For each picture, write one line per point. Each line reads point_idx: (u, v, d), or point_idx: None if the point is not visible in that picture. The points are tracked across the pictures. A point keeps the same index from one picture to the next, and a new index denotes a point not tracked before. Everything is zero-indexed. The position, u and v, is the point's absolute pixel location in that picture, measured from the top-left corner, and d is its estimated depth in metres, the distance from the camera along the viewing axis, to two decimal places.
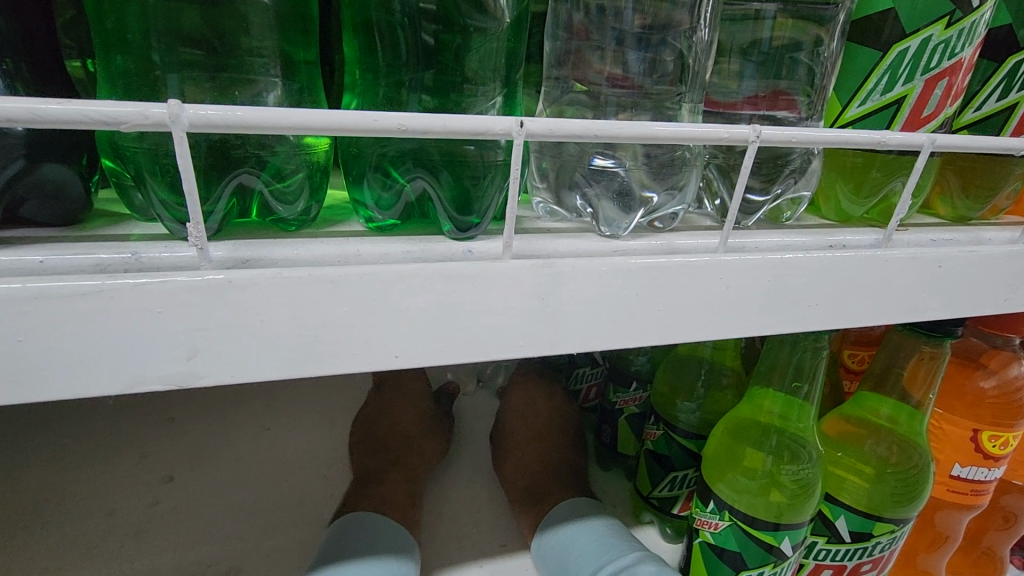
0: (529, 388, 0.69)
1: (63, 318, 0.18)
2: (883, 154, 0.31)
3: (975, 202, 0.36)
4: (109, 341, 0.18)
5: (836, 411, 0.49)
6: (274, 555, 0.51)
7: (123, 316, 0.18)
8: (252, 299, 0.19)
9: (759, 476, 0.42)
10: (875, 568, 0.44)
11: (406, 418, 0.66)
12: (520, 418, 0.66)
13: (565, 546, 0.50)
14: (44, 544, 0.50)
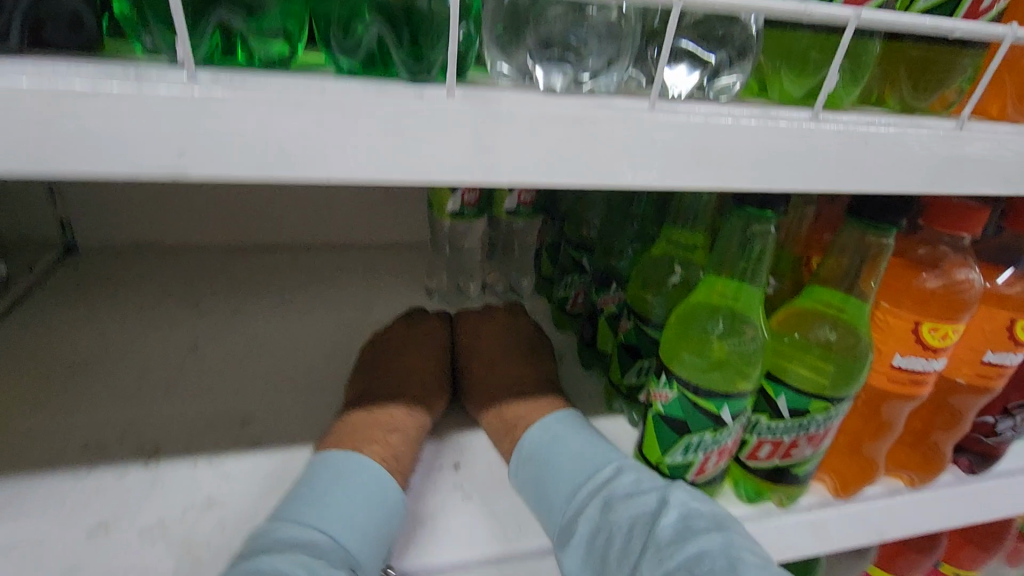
0: (479, 328, 0.67)
1: (79, 111, 0.23)
2: (827, 34, 0.33)
3: (921, 93, 0.38)
4: (116, 133, 0.23)
5: (785, 305, 0.52)
6: (281, 413, 0.60)
7: (126, 112, 0.23)
8: (230, 109, 0.24)
9: (706, 353, 0.47)
10: (810, 444, 0.49)
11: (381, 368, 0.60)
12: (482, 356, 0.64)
13: (543, 456, 0.52)
14: (95, 389, 0.61)
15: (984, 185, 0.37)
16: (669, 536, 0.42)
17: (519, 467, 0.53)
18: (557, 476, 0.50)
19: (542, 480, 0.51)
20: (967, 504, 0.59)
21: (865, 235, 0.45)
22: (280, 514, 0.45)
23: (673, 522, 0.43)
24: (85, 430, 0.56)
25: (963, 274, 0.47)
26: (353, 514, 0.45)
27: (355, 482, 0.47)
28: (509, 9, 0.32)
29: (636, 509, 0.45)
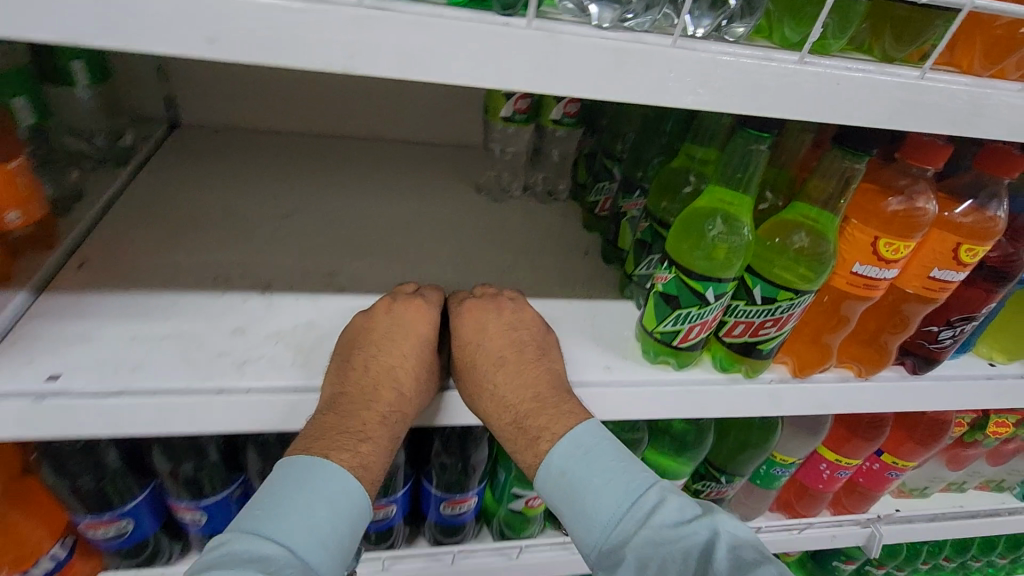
0: (481, 310, 0.66)
1: (291, 21, 0.35)
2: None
3: (900, 46, 0.47)
4: (312, 38, 0.36)
5: (773, 216, 0.64)
6: (358, 273, 0.76)
7: (319, 24, 0.35)
8: (383, 26, 0.36)
9: (701, 245, 0.60)
10: (776, 327, 0.62)
11: (374, 359, 0.60)
12: (478, 343, 0.64)
13: (584, 472, 0.58)
14: (216, 236, 0.77)
15: (934, 127, 0.47)
16: (724, 567, 0.51)
17: (560, 480, 0.58)
18: (599, 494, 0.56)
19: (579, 502, 0.57)
20: (903, 396, 0.73)
21: (844, 162, 0.56)
22: (239, 524, 0.51)
23: (725, 553, 0.52)
24: (215, 267, 0.73)
25: (922, 198, 0.58)
26: (314, 516, 0.52)
27: (316, 490, 0.53)
28: None
29: (689, 539, 0.53)
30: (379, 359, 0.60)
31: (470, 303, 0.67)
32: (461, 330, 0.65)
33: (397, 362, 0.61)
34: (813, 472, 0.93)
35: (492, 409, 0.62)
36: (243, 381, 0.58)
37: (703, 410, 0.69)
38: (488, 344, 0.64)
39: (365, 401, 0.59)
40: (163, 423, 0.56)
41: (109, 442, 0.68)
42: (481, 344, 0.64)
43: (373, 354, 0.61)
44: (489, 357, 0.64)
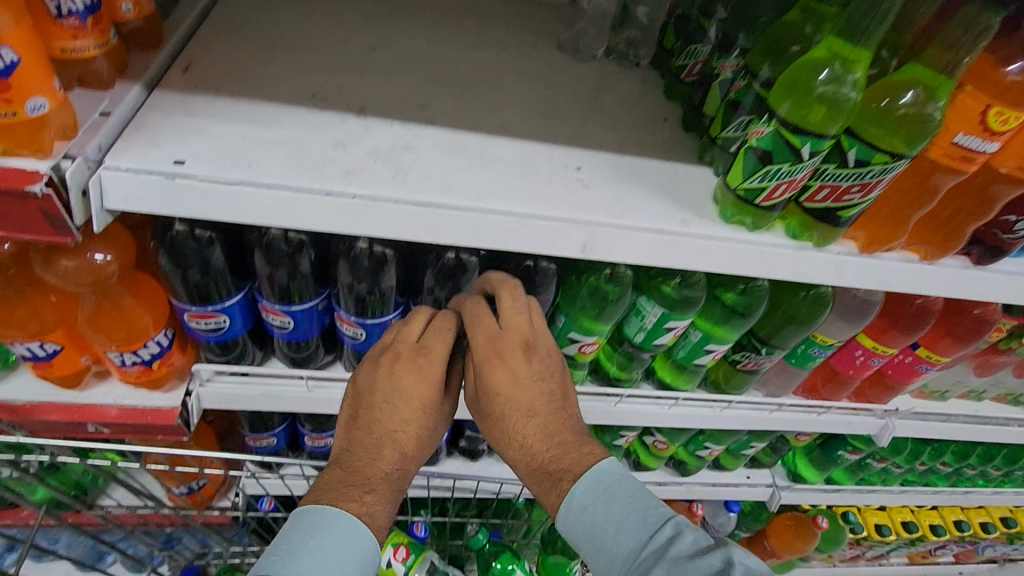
0: (509, 361, 0.67)
1: None
2: None
3: None
4: None
5: (881, 79, 0.63)
6: (445, 110, 0.77)
7: None
8: None
9: (808, 99, 0.60)
10: (861, 192, 0.64)
11: (391, 409, 0.67)
12: (503, 390, 0.67)
13: (606, 510, 0.62)
14: (308, 59, 0.78)
15: None
16: None
17: (582, 514, 0.63)
18: (621, 531, 0.61)
19: (595, 537, 0.62)
20: (963, 285, 0.76)
21: (971, 21, 0.56)
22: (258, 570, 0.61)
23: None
24: (310, 86, 0.74)
25: None
26: (325, 556, 0.62)
27: (324, 535, 0.63)
28: None
29: (704, 566, 0.55)
30: (395, 415, 0.67)
31: (496, 341, 0.68)
32: (490, 377, 0.67)
33: (400, 425, 0.68)
34: (846, 358, 1.00)
35: (519, 455, 0.67)
36: (349, 188, 0.62)
37: (770, 272, 0.72)
38: (509, 383, 0.67)
39: (371, 458, 0.67)
40: (277, 217, 0.61)
41: (216, 241, 0.74)
42: (506, 397, 0.66)
43: (381, 424, 0.67)
44: (517, 410, 0.67)
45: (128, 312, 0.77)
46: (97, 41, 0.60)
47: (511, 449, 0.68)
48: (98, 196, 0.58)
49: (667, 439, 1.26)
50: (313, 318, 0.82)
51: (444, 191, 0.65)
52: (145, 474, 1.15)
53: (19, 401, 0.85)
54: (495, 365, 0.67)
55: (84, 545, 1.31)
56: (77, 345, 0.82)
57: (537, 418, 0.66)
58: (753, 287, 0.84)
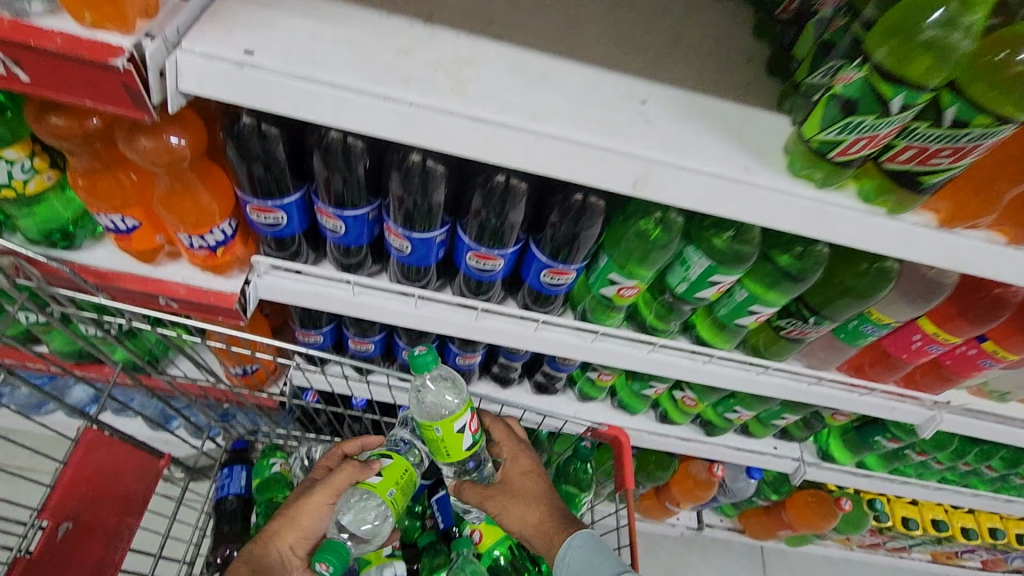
0: (530, 457, 1.05)
1: None
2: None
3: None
4: None
5: (997, 32, 0.55)
6: (514, 24, 0.74)
7: None
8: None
9: (914, 48, 0.54)
10: (951, 157, 0.58)
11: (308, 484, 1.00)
12: (520, 480, 1.01)
13: (590, 548, 0.88)
14: None
15: None
16: None
17: (575, 547, 0.88)
18: (602, 560, 0.85)
19: (587, 563, 0.86)
20: None
21: None
22: None
23: None
24: None
25: None
26: None
27: None
28: None
29: None
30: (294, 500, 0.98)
31: (524, 450, 1.06)
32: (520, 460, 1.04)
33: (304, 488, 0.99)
34: (901, 342, 0.94)
35: (535, 512, 0.96)
36: (407, 94, 0.62)
37: (833, 233, 0.67)
38: (530, 472, 1.02)
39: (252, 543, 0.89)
40: (339, 117, 0.62)
41: (277, 136, 0.77)
42: (533, 473, 1.02)
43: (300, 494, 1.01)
44: (536, 482, 1.01)
45: (198, 197, 0.82)
46: None
47: (529, 509, 0.97)
48: (174, 78, 0.60)
49: (696, 395, 1.26)
50: (363, 225, 0.84)
51: (502, 110, 0.64)
52: (208, 354, 1.26)
53: (103, 269, 0.93)
54: (520, 459, 1.04)
55: (156, 407, 1.46)
56: (154, 224, 0.88)
57: (541, 491, 1.00)
58: (811, 250, 0.80)
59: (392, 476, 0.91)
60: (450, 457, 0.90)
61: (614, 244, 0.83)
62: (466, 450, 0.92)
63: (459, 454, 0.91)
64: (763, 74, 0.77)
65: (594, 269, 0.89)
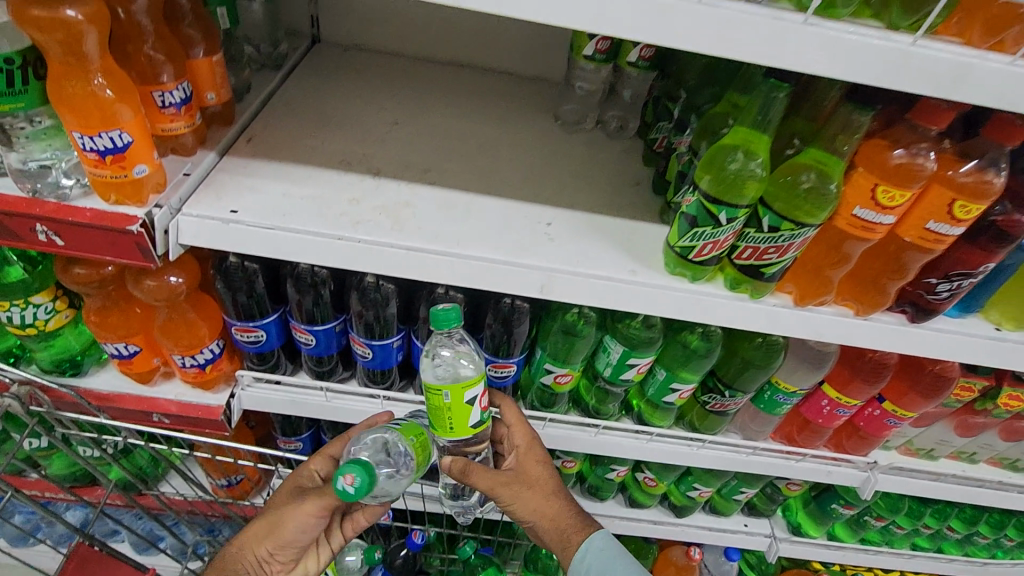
0: (539, 447, 0.96)
1: None
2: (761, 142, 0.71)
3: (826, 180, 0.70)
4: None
5: (789, 160, 0.74)
6: (444, 172, 0.94)
7: None
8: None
9: (723, 179, 0.72)
10: (778, 253, 0.75)
11: (292, 483, 0.93)
12: (532, 474, 0.93)
13: (609, 553, 0.90)
14: (340, 132, 0.98)
15: (916, 83, 0.56)
16: None
17: (594, 551, 0.90)
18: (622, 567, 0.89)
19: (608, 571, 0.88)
20: (900, 340, 0.82)
21: (851, 114, 0.67)
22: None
23: None
24: (337, 153, 0.94)
25: (910, 151, 0.67)
26: None
27: None
28: None
29: None
30: (277, 499, 0.92)
31: (535, 439, 0.96)
32: (533, 454, 0.95)
33: (290, 488, 0.93)
34: (814, 407, 1.05)
35: (551, 512, 0.93)
36: (356, 234, 0.80)
37: (710, 317, 0.82)
38: (542, 465, 0.94)
39: (233, 546, 0.89)
40: (302, 253, 0.79)
41: (258, 271, 0.95)
42: (546, 471, 0.94)
43: (286, 490, 0.93)
44: (549, 479, 0.94)
45: (193, 325, 0.97)
46: (186, 122, 0.81)
47: (544, 511, 0.93)
48: (175, 234, 0.78)
49: (656, 476, 1.34)
50: (330, 337, 0.98)
51: (432, 240, 0.82)
52: (196, 468, 1.35)
53: (105, 391, 1.05)
54: (530, 449, 0.95)
55: (144, 528, 1.50)
56: (153, 348, 1.02)
57: (556, 489, 0.95)
58: (708, 334, 0.96)
59: (411, 428, 0.84)
60: (455, 433, 0.79)
61: (546, 338, 0.98)
62: (472, 428, 0.80)
63: (463, 430, 0.79)
64: (649, 194, 0.97)
65: (534, 363, 1.02)
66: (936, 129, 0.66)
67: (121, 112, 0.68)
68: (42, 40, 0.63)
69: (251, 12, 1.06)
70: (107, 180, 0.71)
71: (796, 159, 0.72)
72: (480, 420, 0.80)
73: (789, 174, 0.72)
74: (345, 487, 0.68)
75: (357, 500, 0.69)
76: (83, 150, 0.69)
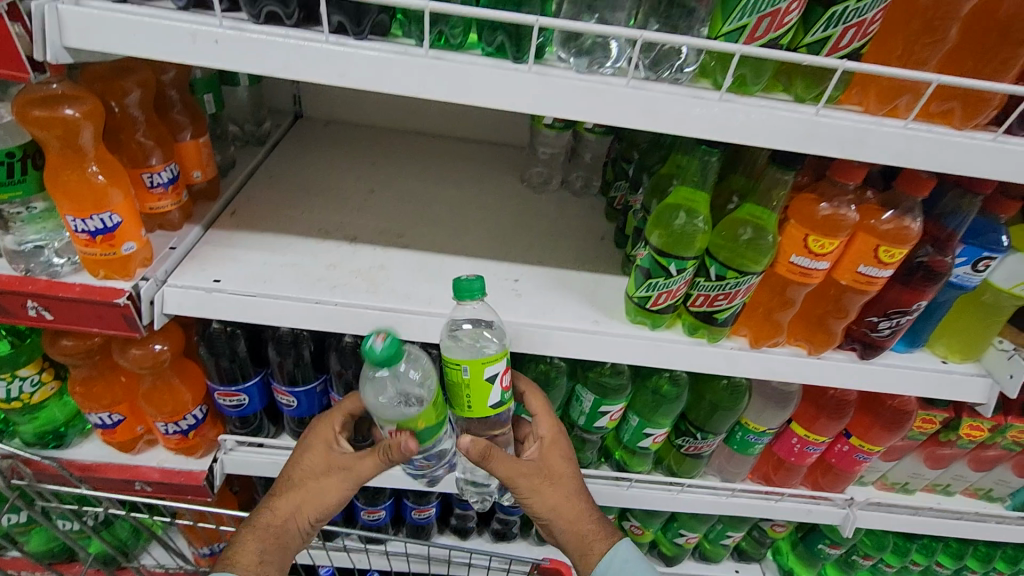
0: (563, 443, 0.87)
1: (376, 78, 0.59)
2: (699, 201, 0.78)
3: (762, 231, 0.77)
4: (378, 85, 0.60)
5: (729, 214, 0.81)
6: (418, 235, 1.01)
7: (372, 77, 0.59)
8: (442, 88, 0.60)
9: (670, 234, 0.79)
10: (727, 299, 0.80)
11: (310, 445, 0.85)
12: (555, 470, 0.84)
13: (631, 562, 0.82)
14: (320, 201, 1.05)
15: (825, 145, 0.63)
16: None
17: (620, 559, 0.81)
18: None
19: None
20: (852, 376, 0.86)
21: (777, 173, 0.74)
22: None
23: None
24: (317, 222, 1.00)
25: (832, 206, 0.75)
26: None
27: None
28: (569, 38, 0.63)
29: None
30: (296, 463, 0.84)
31: (558, 433, 0.88)
32: (558, 449, 0.86)
33: (307, 455, 0.84)
34: (786, 446, 1.08)
35: (573, 513, 0.83)
36: (333, 297, 0.85)
37: (671, 362, 0.86)
38: (566, 462, 0.86)
39: (263, 517, 0.81)
40: (282, 317, 0.84)
41: (241, 336, 0.98)
42: (570, 468, 0.86)
43: (303, 451, 0.85)
44: (573, 476, 0.85)
45: (176, 391, 1.00)
46: (173, 200, 0.86)
47: (562, 511, 0.83)
48: (160, 305, 0.82)
49: (642, 523, 1.34)
50: (313, 398, 1.01)
51: (405, 300, 0.86)
52: (178, 538, 1.32)
53: (88, 461, 1.06)
54: (554, 443, 0.86)
55: None
56: (136, 416, 1.04)
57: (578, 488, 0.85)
58: (676, 378, 0.99)
59: (430, 406, 0.83)
60: (472, 412, 0.77)
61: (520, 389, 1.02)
62: (490, 409, 0.78)
63: (481, 411, 0.78)
64: (611, 248, 1.03)
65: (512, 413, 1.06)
66: (853, 184, 0.73)
67: (112, 197, 0.73)
68: (43, 137, 0.69)
69: (236, 95, 1.14)
70: (97, 257, 0.76)
71: (735, 214, 0.79)
72: (500, 400, 0.78)
73: (729, 228, 0.79)
74: (373, 344, 0.70)
75: (379, 360, 0.69)
76: (75, 231, 0.74)
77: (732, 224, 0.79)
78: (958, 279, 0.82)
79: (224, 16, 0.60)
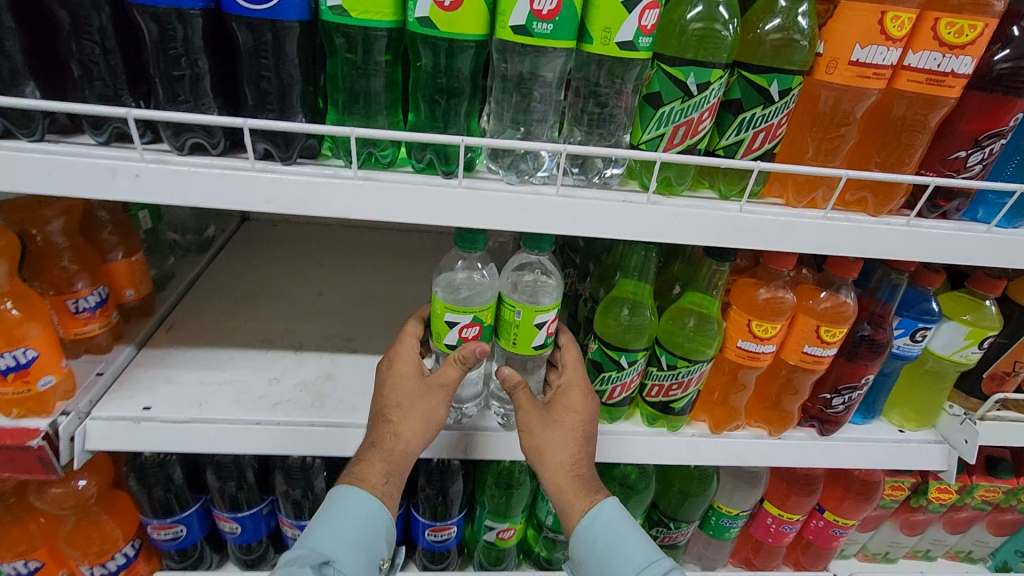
0: (580, 392, 0.72)
1: (303, 201, 0.59)
2: (643, 295, 0.78)
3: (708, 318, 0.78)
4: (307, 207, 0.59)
5: (674, 303, 0.82)
6: (367, 338, 0.98)
7: (301, 200, 0.59)
8: (373, 207, 0.60)
9: (618, 325, 0.79)
10: (681, 387, 0.79)
11: (400, 369, 0.71)
12: (553, 416, 0.70)
13: (619, 526, 0.68)
14: (264, 308, 1.02)
15: (754, 238, 0.65)
16: None
17: (602, 521, 0.68)
18: (632, 543, 0.67)
19: (615, 548, 0.66)
20: (815, 454, 0.85)
21: (713, 264, 0.76)
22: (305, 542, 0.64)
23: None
24: (260, 331, 0.96)
25: (769, 292, 0.77)
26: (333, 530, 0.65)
27: (335, 517, 0.66)
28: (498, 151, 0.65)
29: None
30: (388, 384, 0.71)
31: (581, 384, 0.73)
32: (568, 398, 0.71)
33: (397, 384, 0.70)
34: (761, 527, 1.04)
35: (557, 470, 0.69)
36: (275, 416, 0.80)
37: (633, 457, 0.83)
38: (575, 414, 0.70)
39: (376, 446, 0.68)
40: (218, 442, 0.78)
41: (176, 461, 0.92)
42: (579, 419, 0.70)
43: (387, 376, 0.71)
44: (579, 429, 0.70)
45: (103, 528, 0.90)
46: (101, 323, 0.82)
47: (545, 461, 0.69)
48: (81, 440, 0.75)
49: None
50: (258, 521, 0.94)
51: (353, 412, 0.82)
52: None
53: None
54: (570, 392, 0.72)
55: None
56: (57, 560, 0.94)
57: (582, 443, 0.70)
58: (641, 467, 0.96)
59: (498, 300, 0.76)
60: (517, 348, 0.72)
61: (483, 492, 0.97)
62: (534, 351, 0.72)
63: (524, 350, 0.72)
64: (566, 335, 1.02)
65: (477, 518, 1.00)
66: (785, 270, 0.75)
67: (28, 330, 0.69)
68: None
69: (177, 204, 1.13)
70: (8, 395, 0.70)
71: (680, 301, 0.79)
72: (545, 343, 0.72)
73: (676, 316, 0.79)
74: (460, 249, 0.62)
75: None
76: None
77: (679, 313, 0.79)
78: (900, 350, 0.84)
79: (147, 149, 0.60)
